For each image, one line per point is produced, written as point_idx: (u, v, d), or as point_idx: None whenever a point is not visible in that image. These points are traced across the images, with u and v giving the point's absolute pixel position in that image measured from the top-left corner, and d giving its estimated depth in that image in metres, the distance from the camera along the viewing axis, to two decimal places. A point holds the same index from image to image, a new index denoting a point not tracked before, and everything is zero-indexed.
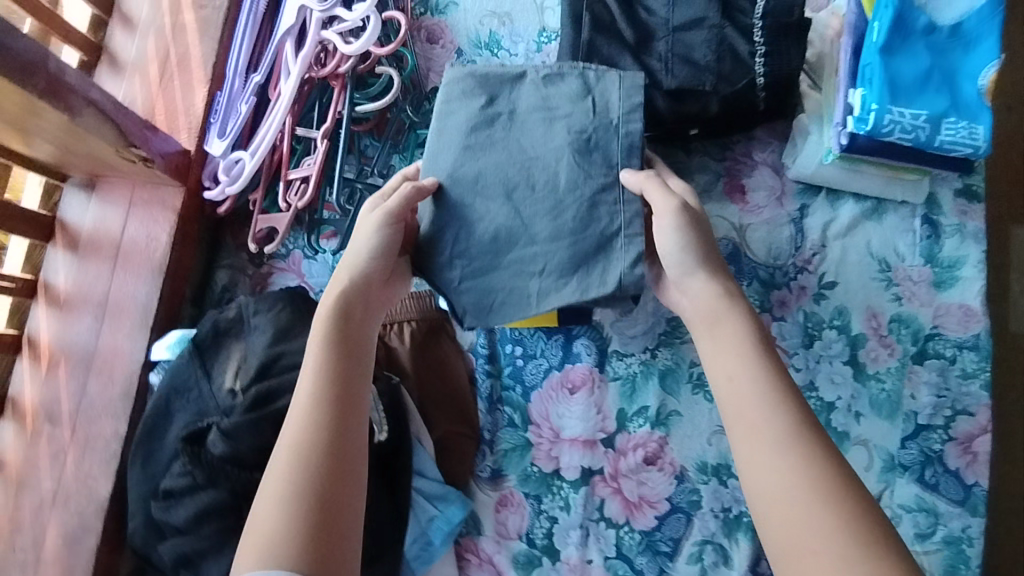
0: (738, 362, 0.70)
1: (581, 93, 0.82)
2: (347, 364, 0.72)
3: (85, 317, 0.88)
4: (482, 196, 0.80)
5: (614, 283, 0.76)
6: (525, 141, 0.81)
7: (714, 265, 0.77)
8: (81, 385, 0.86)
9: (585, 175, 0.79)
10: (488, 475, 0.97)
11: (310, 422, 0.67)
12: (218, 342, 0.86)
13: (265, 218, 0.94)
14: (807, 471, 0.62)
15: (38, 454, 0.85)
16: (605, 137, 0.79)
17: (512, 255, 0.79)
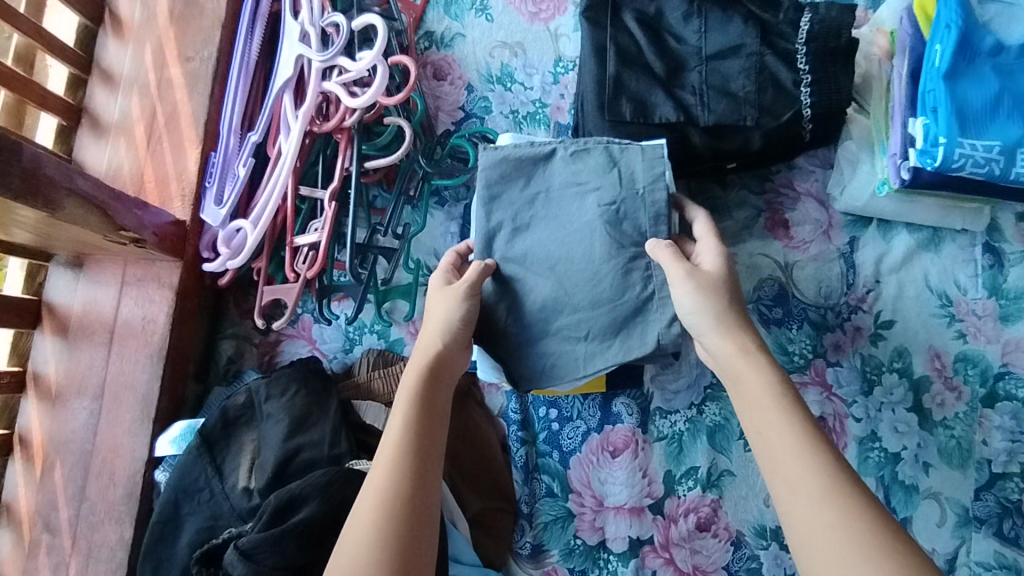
0: (763, 412, 0.59)
1: (607, 166, 0.72)
2: (430, 445, 0.61)
3: (80, 411, 0.81)
4: (526, 271, 0.73)
5: (654, 343, 0.70)
6: (562, 217, 0.73)
7: (732, 321, 0.65)
8: (80, 489, 0.79)
9: (618, 249, 0.71)
10: (528, 551, 0.88)
11: (381, 506, 0.55)
12: (228, 433, 0.78)
13: (271, 291, 0.86)
14: (855, 528, 0.50)
15: (37, 567, 0.78)
16: (634, 206, 0.71)
17: (558, 323, 0.72)
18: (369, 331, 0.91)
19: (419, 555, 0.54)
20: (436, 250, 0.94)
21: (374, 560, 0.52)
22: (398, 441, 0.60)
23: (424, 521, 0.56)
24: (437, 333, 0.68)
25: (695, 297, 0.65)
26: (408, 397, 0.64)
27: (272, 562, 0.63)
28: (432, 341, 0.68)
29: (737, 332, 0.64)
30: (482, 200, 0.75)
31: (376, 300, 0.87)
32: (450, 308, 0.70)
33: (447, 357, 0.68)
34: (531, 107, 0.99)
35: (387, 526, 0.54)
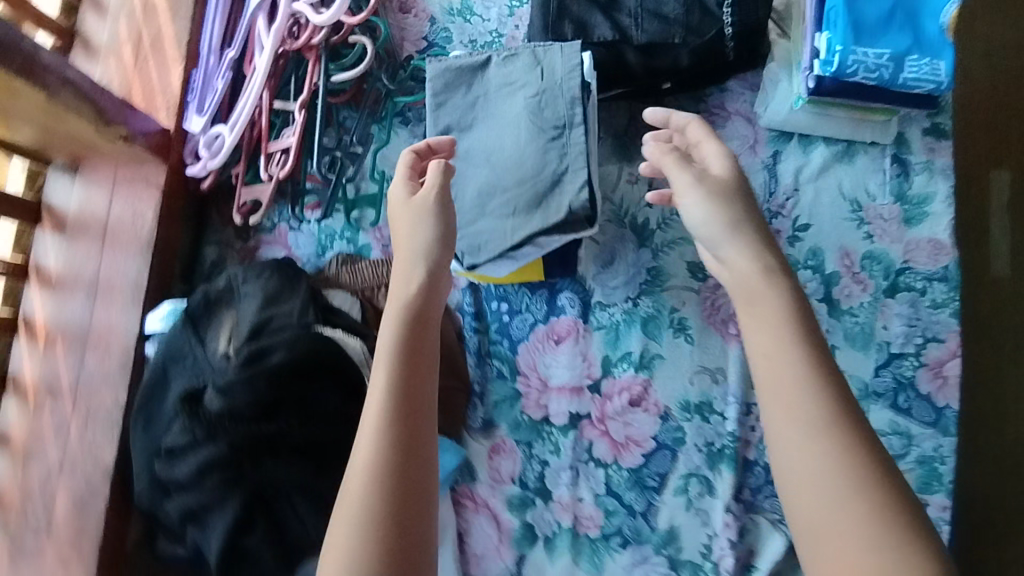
0: (779, 339, 0.67)
1: (532, 65, 0.82)
2: (416, 400, 0.67)
3: (77, 295, 0.91)
4: (467, 164, 0.85)
5: (566, 210, 0.78)
6: (498, 116, 0.84)
7: (740, 224, 0.75)
8: (79, 361, 0.89)
9: (539, 134, 0.80)
10: (479, 425, 0.98)
11: (375, 469, 0.63)
12: (209, 310, 0.87)
13: (249, 189, 0.97)
14: (840, 459, 0.61)
15: (42, 426, 0.87)
16: (554, 95, 0.80)
17: (492, 205, 0.82)
18: (339, 238, 1.01)
19: (417, 503, 0.63)
20: None
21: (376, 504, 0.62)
22: (381, 404, 0.67)
23: (419, 474, 0.64)
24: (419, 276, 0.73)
25: (708, 206, 0.77)
26: (384, 359, 0.69)
27: (244, 397, 0.75)
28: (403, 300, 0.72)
29: (763, 246, 0.74)
30: (430, 108, 0.87)
31: (344, 208, 1.00)
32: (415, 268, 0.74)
33: (421, 310, 0.72)
34: (488, 38, 1.07)
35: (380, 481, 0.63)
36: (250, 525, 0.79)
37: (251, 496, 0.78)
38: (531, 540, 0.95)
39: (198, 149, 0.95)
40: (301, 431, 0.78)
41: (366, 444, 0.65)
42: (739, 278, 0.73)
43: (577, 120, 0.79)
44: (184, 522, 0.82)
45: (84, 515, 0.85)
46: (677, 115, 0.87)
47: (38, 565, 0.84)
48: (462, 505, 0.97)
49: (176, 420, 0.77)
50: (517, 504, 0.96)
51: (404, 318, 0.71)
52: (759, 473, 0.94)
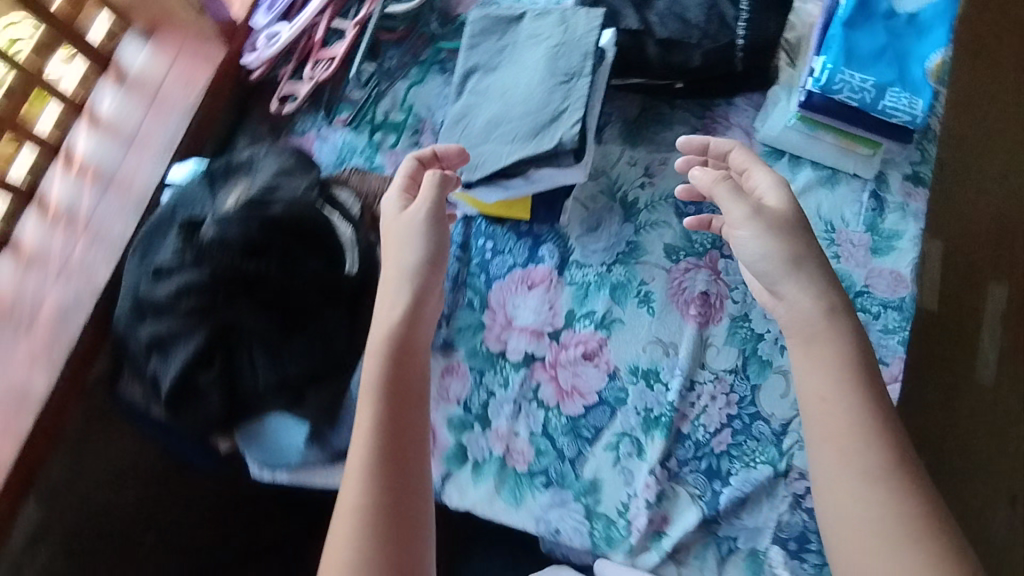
0: (833, 383, 0.79)
1: (559, 22, 0.93)
2: (405, 428, 0.81)
3: (116, 138, 1.00)
4: (484, 98, 0.95)
5: (555, 141, 0.87)
6: (519, 61, 0.94)
7: (797, 259, 0.83)
8: (100, 193, 0.97)
9: (550, 77, 0.90)
10: (440, 343, 1.04)
11: (365, 503, 0.76)
12: (228, 174, 0.95)
13: (290, 84, 1.08)
14: (893, 506, 0.73)
15: (52, 240, 0.95)
16: (571, 47, 0.91)
17: (496, 132, 0.92)
18: (358, 154, 1.08)
19: (412, 521, 0.77)
20: (429, 105, 1.10)
21: (370, 513, 0.76)
22: (370, 439, 0.79)
23: (412, 493, 0.78)
24: (398, 296, 0.85)
25: (771, 240, 0.84)
26: (371, 388, 0.82)
27: (235, 230, 0.83)
28: (387, 331, 0.84)
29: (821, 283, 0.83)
30: (464, 47, 0.98)
31: (369, 129, 1.09)
32: (401, 294, 0.85)
33: (406, 341, 0.84)
34: None
35: (372, 494, 0.76)
36: (210, 362, 0.86)
37: (216, 331, 0.85)
38: (460, 461, 0.99)
39: (258, 41, 1.07)
40: (280, 280, 0.86)
41: (357, 479, 0.77)
42: (802, 316, 0.83)
43: (584, 71, 0.89)
44: (150, 349, 0.88)
45: (64, 323, 0.91)
46: (715, 143, 0.97)
47: (7, 358, 0.89)
48: None
49: (172, 241, 0.85)
50: (456, 425, 1.00)
51: (388, 350, 0.83)
52: (689, 446, 0.98)
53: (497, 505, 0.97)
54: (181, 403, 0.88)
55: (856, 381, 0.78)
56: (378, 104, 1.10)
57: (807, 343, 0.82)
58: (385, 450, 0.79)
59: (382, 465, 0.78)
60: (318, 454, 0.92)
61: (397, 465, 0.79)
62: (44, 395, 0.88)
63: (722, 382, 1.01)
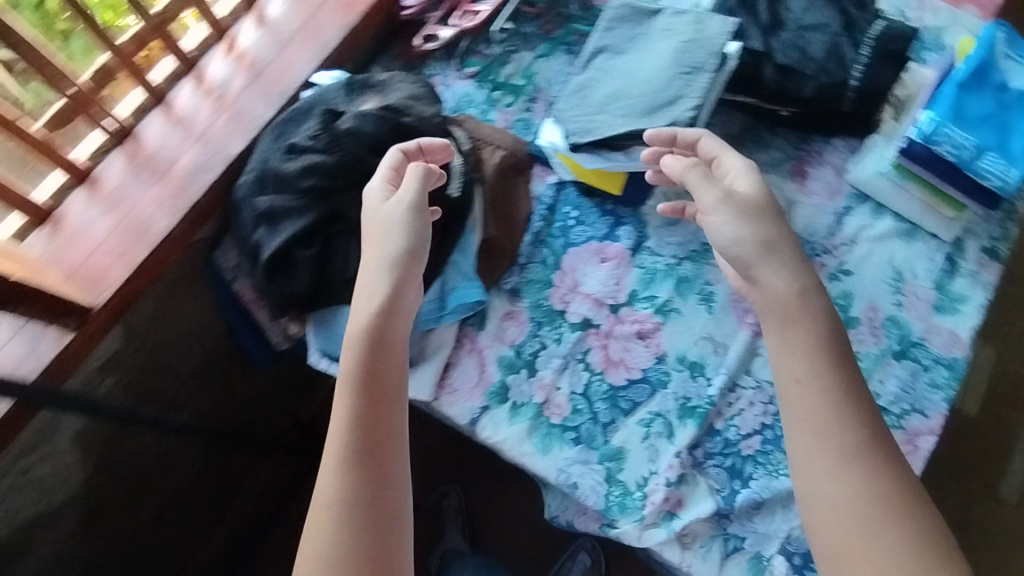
0: (809, 368, 0.80)
1: (693, 21, 1.01)
2: (382, 420, 0.81)
3: (276, 35, 1.10)
4: (608, 74, 1.04)
5: (667, 122, 0.95)
6: (647, 49, 1.03)
7: (769, 243, 0.86)
8: (253, 77, 1.06)
9: (675, 65, 0.98)
10: (508, 289, 1.10)
11: (343, 498, 0.75)
12: (364, 88, 1.05)
13: (436, 27, 1.18)
14: (872, 485, 0.74)
15: (201, 106, 1.04)
16: (700, 44, 0.98)
17: (612, 105, 1.00)
18: (474, 106, 1.19)
19: (393, 515, 0.76)
20: (548, 79, 1.20)
21: (352, 508, 0.75)
22: (348, 432, 0.79)
23: (387, 485, 0.77)
24: (378, 284, 0.87)
25: (739, 224, 0.87)
26: (349, 380, 0.82)
27: (370, 127, 0.94)
28: (365, 322, 0.85)
29: (795, 267, 0.86)
30: (600, 28, 1.08)
31: (490, 86, 1.20)
32: (380, 285, 0.87)
33: (382, 333, 0.85)
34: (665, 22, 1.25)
35: (350, 490, 0.76)
36: (311, 241, 0.95)
37: (326, 215, 0.94)
38: (501, 399, 1.04)
39: None
40: None
41: (333, 471, 0.77)
42: (777, 298, 0.85)
43: (708, 67, 0.96)
44: (261, 219, 0.96)
45: (194, 179, 0.99)
46: (682, 132, 0.93)
47: (139, 196, 0.98)
48: (460, 343, 1.06)
49: (312, 126, 0.97)
50: (505, 366, 1.05)
51: (366, 340, 0.84)
52: (717, 441, 1.01)
53: (525, 448, 1.01)
54: (275, 274, 0.96)
55: (831, 365, 0.80)
56: (503, 66, 1.21)
57: (781, 327, 0.84)
58: (363, 442, 0.79)
59: (360, 457, 0.78)
60: None
61: (376, 457, 0.78)
62: (162, 235, 0.96)
63: (763, 392, 1.04)
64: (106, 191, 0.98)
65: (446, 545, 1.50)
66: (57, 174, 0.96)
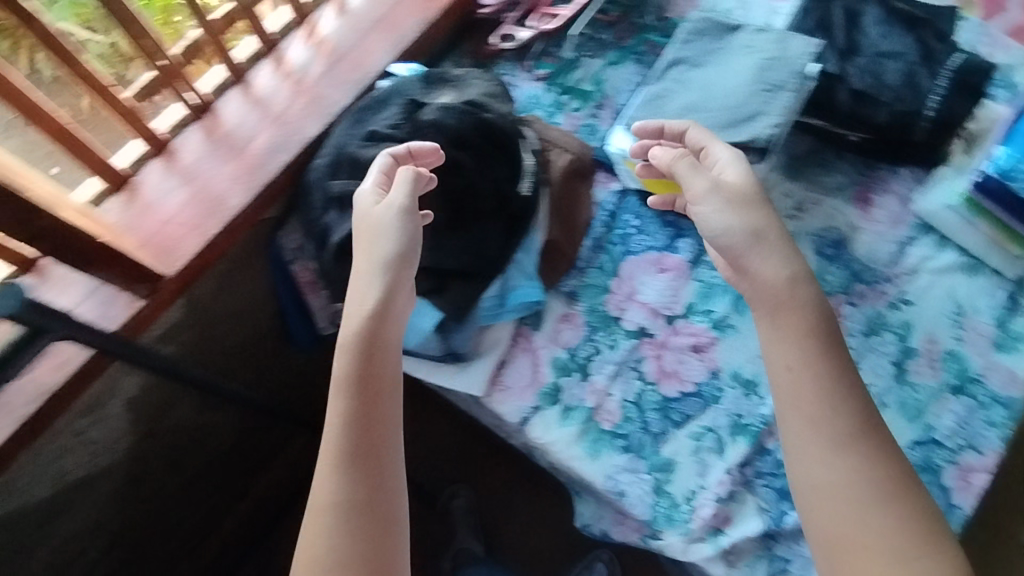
0: (801, 356, 0.79)
1: (775, 40, 1.01)
2: (377, 424, 0.79)
3: (358, 23, 1.11)
4: (684, 86, 1.04)
5: (747, 138, 0.95)
6: (726, 64, 1.03)
7: (758, 229, 0.85)
8: (332, 63, 1.07)
9: (756, 83, 0.98)
10: (565, 292, 1.10)
11: (338, 504, 0.75)
12: (439, 83, 1.05)
13: (513, 28, 1.21)
14: (864, 470, 0.74)
15: (280, 88, 1.05)
16: (783, 63, 0.99)
17: (689, 117, 1.00)
18: (540, 108, 1.19)
19: (389, 520, 0.75)
20: (616, 87, 1.20)
21: (349, 513, 0.74)
22: (343, 437, 0.78)
23: (382, 491, 0.76)
24: (369, 286, 0.82)
25: (727, 211, 0.86)
26: (343, 383, 0.80)
27: (454, 119, 0.96)
28: (359, 325, 0.82)
29: (784, 252, 0.84)
30: (677, 41, 1.08)
31: (559, 89, 1.20)
32: (374, 287, 0.82)
33: (375, 336, 0.81)
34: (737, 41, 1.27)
35: (345, 496, 0.75)
36: None
37: None
38: (552, 400, 1.04)
39: None
40: (468, 177, 0.97)
41: (329, 476, 0.76)
42: (767, 286, 0.83)
43: (790, 87, 0.97)
44: (333, 203, 0.97)
45: (270, 159, 1.00)
46: (669, 125, 0.96)
47: (215, 172, 0.99)
48: (516, 342, 1.06)
49: (392, 116, 0.97)
50: (558, 368, 1.06)
51: (358, 344, 0.80)
52: (769, 461, 0.99)
53: (574, 452, 1.01)
54: (344, 257, 0.96)
55: (822, 350, 0.79)
56: (573, 71, 1.21)
57: (772, 314, 0.82)
58: (358, 447, 0.77)
59: (356, 462, 0.77)
60: (437, 345, 1.01)
61: (372, 461, 0.77)
62: (236, 211, 0.97)
63: None
64: (183, 164, 1.00)
65: (457, 546, 1.50)
66: (139, 141, 0.98)
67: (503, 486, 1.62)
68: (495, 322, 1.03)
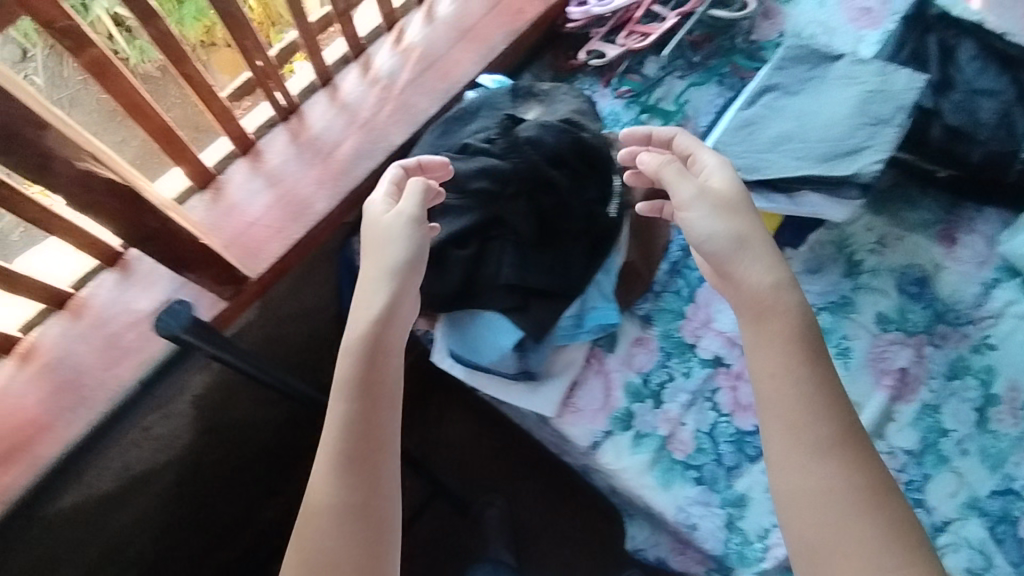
0: (785, 358, 0.69)
1: (878, 72, 0.99)
2: (376, 427, 0.72)
3: (447, 32, 1.10)
4: (779, 113, 1.02)
5: (852, 172, 0.92)
6: (825, 95, 1.01)
7: (746, 237, 0.74)
8: (421, 71, 1.07)
9: (858, 116, 0.96)
10: (641, 315, 1.08)
11: (329, 509, 0.68)
12: (527, 97, 1.04)
13: (601, 44, 1.18)
14: (850, 479, 0.63)
15: (368, 94, 1.05)
16: (887, 97, 0.97)
17: (785, 146, 0.98)
18: (619, 125, 1.17)
19: (384, 529, 0.69)
20: (699, 108, 1.18)
21: (341, 521, 0.67)
22: (339, 439, 0.71)
23: (378, 499, 0.69)
24: (377, 291, 0.76)
25: (716, 218, 0.74)
26: (341, 385, 0.72)
27: (551, 138, 0.92)
28: (363, 327, 0.75)
29: (773, 260, 0.73)
30: (772, 66, 1.06)
31: (641, 107, 1.18)
32: (378, 295, 0.76)
33: (380, 340, 0.74)
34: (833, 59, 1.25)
35: (339, 501, 0.68)
36: (466, 242, 0.94)
37: (487, 218, 0.93)
38: (624, 426, 1.01)
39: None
40: (562, 196, 0.93)
41: (322, 480, 0.70)
42: (754, 293, 0.72)
43: (895, 122, 0.94)
44: None
45: (357, 165, 1.00)
46: (657, 131, 0.85)
47: (301, 175, 0.98)
48: (589, 363, 1.05)
49: (486, 130, 0.96)
50: (630, 393, 1.03)
51: (361, 346, 0.73)
52: None
53: (645, 480, 0.99)
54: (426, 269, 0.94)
55: (811, 351, 0.69)
56: (656, 89, 1.19)
57: (756, 320, 0.72)
58: (355, 450, 0.70)
59: (352, 467, 0.70)
60: (512, 362, 1.00)
61: (370, 466, 0.70)
62: (321, 215, 0.96)
63: (896, 458, 1.01)
64: (269, 166, 0.99)
65: (487, 555, 1.42)
66: (226, 140, 0.99)
67: (539, 494, 1.55)
68: (571, 343, 1.02)
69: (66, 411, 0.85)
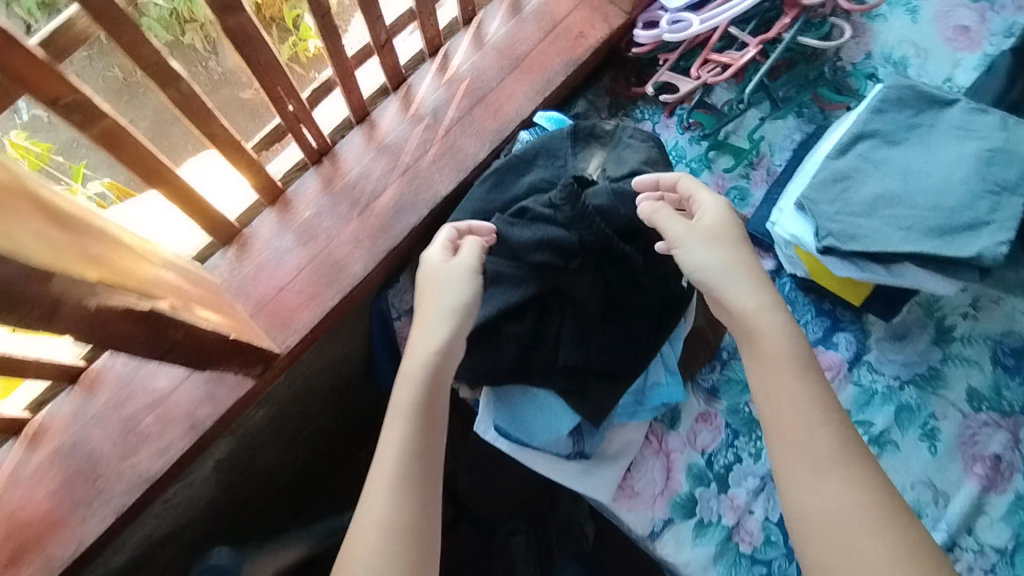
0: (781, 375, 0.64)
1: (1000, 125, 0.86)
2: (433, 451, 0.66)
3: (497, 60, 0.98)
4: (879, 169, 0.89)
5: (974, 252, 0.79)
6: (933, 148, 0.88)
7: (734, 268, 0.69)
8: (469, 107, 0.95)
9: (976, 180, 0.83)
10: (706, 385, 0.99)
11: (382, 528, 0.60)
12: (588, 140, 0.91)
13: (672, 75, 1.04)
14: (863, 498, 0.58)
15: (410, 133, 0.93)
16: (1011, 157, 0.83)
17: (889, 211, 0.85)
18: (684, 162, 1.05)
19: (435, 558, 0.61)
20: (775, 143, 1.06)
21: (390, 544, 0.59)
22: (399, 461, 0.64)
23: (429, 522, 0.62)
24: (439, 327, 0.71)
25: (705, 252, 0.69)
26: (404, 409, 0.67)
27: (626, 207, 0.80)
28: (424, 361, 0.69)
29: (761, 283, 0.68)
30: (869, 108, 0.93)
31: (713, 144, 1.05)
32: (438, 332, 0.70)
33: (443, 371, 0.70)
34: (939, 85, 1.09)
35: (394, 520, 0.61)
36: (521, 316, 0.84)
37: (545, 290, 0.83)
38: (686, 513, 0.92)
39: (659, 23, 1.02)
40: (633, 270, 0.82)
41: (377, 496, 0.62)
42: (745, 317, 0.67)
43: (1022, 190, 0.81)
44: None
45: (398, 218, 0.89)
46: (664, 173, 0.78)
47: (335, 232, 0.88)
48: (648, 441, 0.95)
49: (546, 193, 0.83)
50: (693, 476, 0.93)
51: (426, 376, 0.68)
52: None
53: None
54: (475, 346, 0.84)
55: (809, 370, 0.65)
56: (728, 122, 1.06)
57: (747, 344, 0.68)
58: (415, 469, 0.64)
59: (408, 484, 0.63)
60: (568, 442, 0.90)
61: (426, 487, 0.64)
62: (358, 279, 0.86)
63: (986, 558, 0.90)
64: (300, 219, 0.89)
65: None
66: (248, 189, 0.89)
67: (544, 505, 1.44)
68: (630, 422, 0.92)
69: (79, 506, 0.77)
